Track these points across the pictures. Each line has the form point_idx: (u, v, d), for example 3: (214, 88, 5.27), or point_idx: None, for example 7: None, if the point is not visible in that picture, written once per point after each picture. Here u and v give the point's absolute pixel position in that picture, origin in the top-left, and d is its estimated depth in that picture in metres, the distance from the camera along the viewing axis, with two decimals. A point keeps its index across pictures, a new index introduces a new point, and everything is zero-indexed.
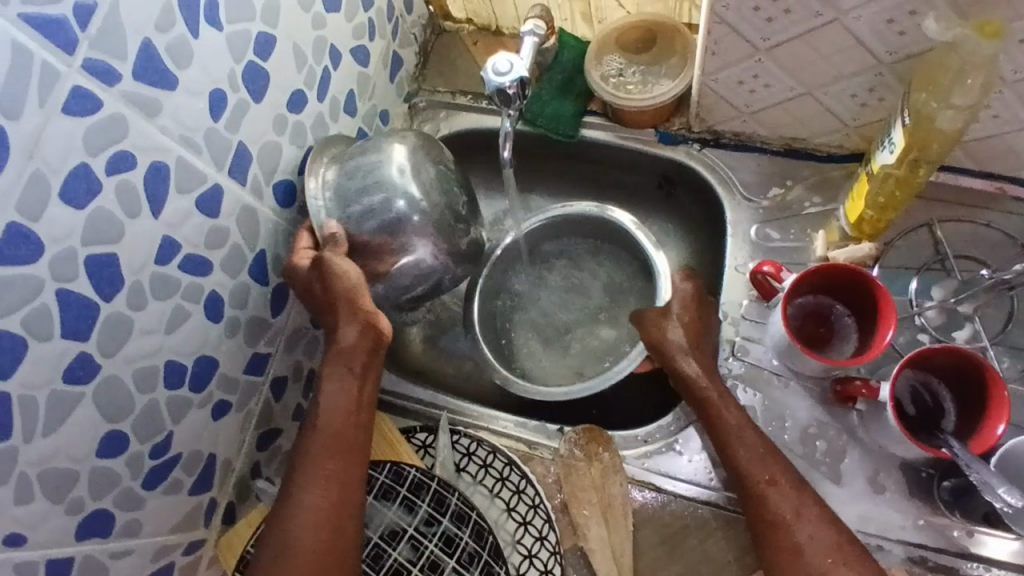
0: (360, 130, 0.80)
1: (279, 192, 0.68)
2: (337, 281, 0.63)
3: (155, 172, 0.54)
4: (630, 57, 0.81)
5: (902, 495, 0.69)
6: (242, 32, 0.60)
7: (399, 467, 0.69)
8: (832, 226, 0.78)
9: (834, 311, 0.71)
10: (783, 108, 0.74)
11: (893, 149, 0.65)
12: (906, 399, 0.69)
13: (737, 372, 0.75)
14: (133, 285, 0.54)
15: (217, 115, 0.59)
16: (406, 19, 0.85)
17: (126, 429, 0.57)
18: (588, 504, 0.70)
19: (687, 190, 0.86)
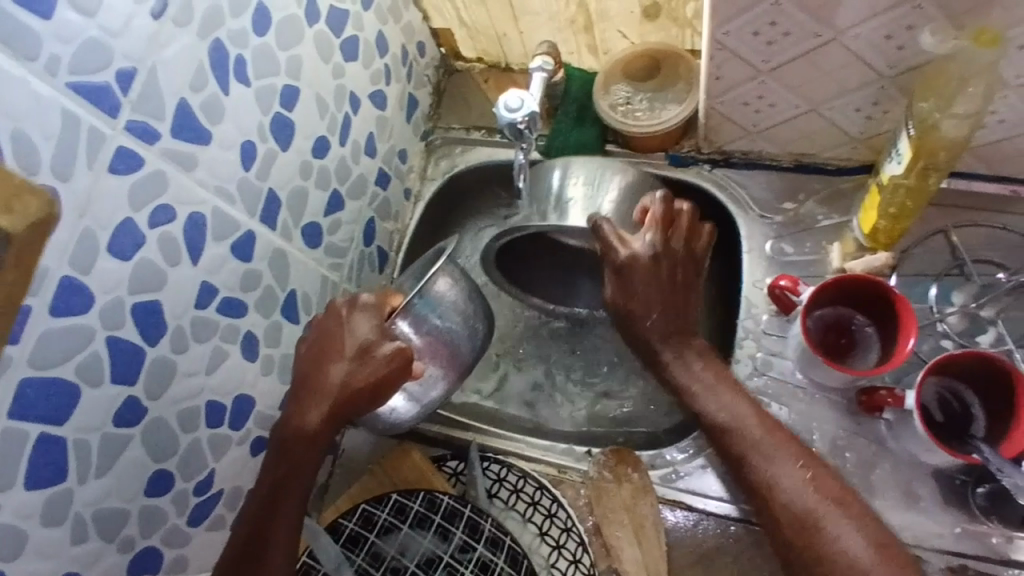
0: (380, 170, 0.83)
1: (307, 234, 0.72)
2: (328, 371, 0.60)
3: (194, 222, 0.57)
4: (636, 85, 0.84)
5: (938, 503, 0.69)
6: (268, 87, 0.63)
7: (433, 494, 0.69)
8: (847, 237, 0.79)
9: (855, 321, 0.72)
10: (791, 125, 0.75)
11: (900, 160, 0.66)
12: (933, 406, 0.69)
13: (758, 387, 0.76)
14: (175, 329, 0.57)
15: (249, 164, 0.62)
16: (420, 62, 0.89)
17: (170, 468, 0.59)
18: (619, 525, 0.71)
19: (698, 210, 0.87)
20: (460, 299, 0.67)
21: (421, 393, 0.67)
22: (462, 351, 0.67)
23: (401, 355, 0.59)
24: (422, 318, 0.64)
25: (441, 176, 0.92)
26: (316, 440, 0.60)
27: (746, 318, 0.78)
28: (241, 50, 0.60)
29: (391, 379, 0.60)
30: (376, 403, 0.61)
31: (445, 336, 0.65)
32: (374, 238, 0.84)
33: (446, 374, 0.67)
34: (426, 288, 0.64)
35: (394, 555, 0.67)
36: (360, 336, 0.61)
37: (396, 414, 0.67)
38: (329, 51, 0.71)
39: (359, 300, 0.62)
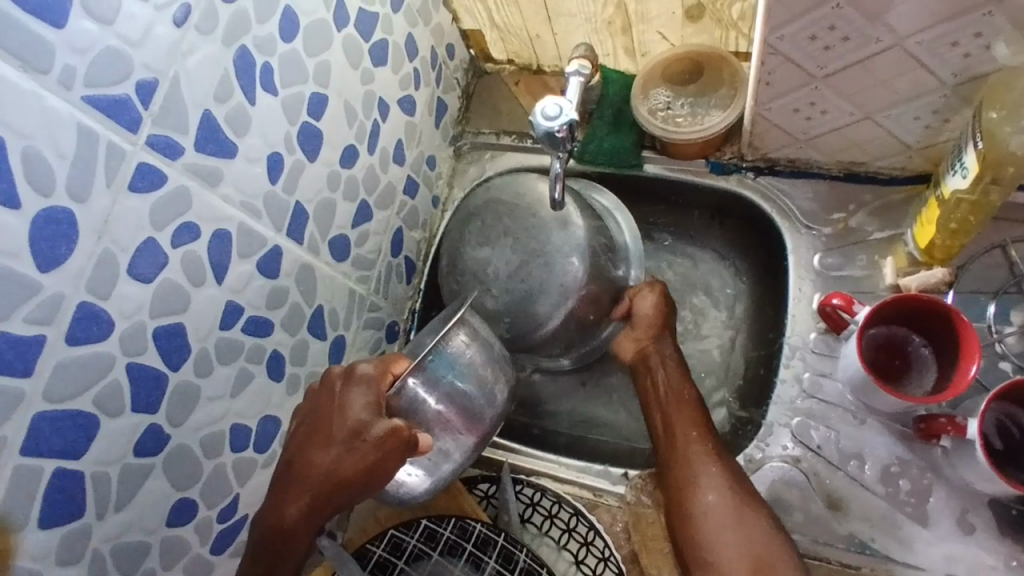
0: (409, 178, 0.81)
1: (335, 247, 0.69)
2: (318, 456, 0.56)
3: (219, 239, 0.55)
4: (677, 89, 0.80)
5: (995, 536, 0.65)
6: (296, 95, 0.61)
7: (464, 521, 0.66)
8: (899, 251, 0.74)
9: (911, 342, 0.68)
10: (843, 133, 0.71)
11: (965, 173, 0.62)
12: (993, 434, 0.65)
13: (807, 408, 0.72)
14: (199, 351, 0.54)
15: (275, 177, 0.60)
16: (449, 64, 0.86)
17: (194, 495, 0.56)
18: (660, 553, 0.67)
19: (741, 220, 0.83)
20: (479, 358, 0.62)
21: (433, 466, 0.62)
22: (482, 414, 0.63)
23: (398, 438, 0.54)
24: (437, 380, 0.59)
25: (471, 182, 0.89)
26: (295, 534, 0.56)
27: (792, 336, 0.74)
28: (268, 58, 0.57)
29: (385, 465, 0.54)
30: (373, 488, 0.55)
31: (463, 402, 0.61)
32: (402, 248, 0.82)
33: (466, 440, 0.62)
34: (442, 346, 0.60)
35: None
36: (354, 416, 0.56)
37: (406, 487, 0.62)
38: (358, 56, 0.68)
39: (356, 372, 0.57)
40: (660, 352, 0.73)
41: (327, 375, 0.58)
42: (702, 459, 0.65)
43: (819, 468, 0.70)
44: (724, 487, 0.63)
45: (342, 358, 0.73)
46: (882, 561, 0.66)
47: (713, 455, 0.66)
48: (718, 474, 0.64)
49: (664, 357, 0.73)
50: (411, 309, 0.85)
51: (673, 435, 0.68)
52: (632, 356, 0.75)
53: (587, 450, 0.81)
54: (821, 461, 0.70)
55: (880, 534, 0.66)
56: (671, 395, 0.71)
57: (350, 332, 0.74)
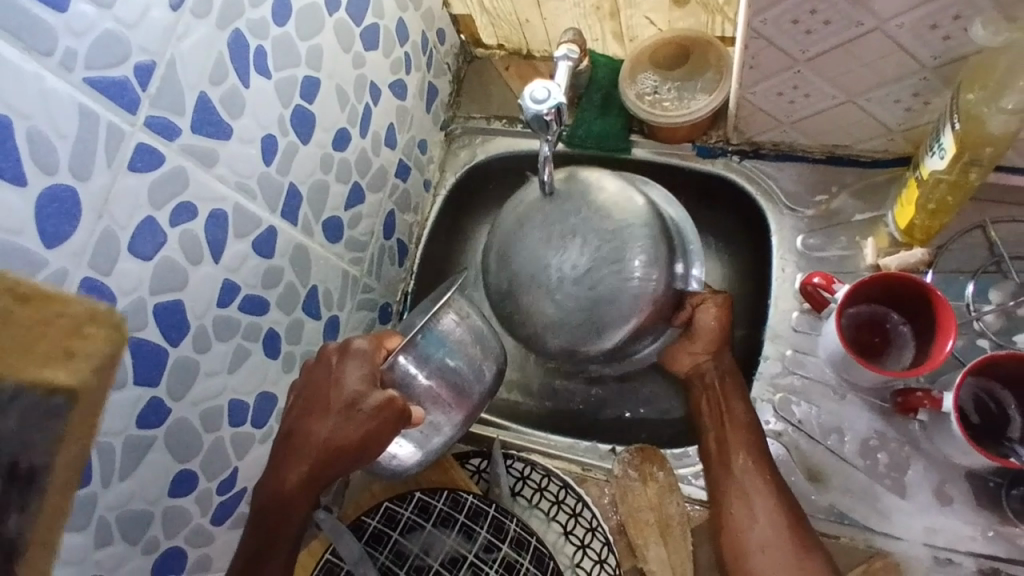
0: (401, 161, 0.82)
1: (328, 229, 0.70)
2: (317, 426, 0.56)
3: (215, 218, 0.56)
4: (664, 73, 0.82)
5: (971, 506, 0.67)
6: (289, 78, 0.62)
7: (456, 493, 0.68)
8: (881, 232, 0.76)
9: (889, 319, 0.70)
10: (825, 116, 0.73)
11: (943, 154, 0.64)
12: (970, 407, 0.66)
13: (789, 385, 0.74)
14: (197, 328, 0.56)
15: (269, 159, 0.61)
16: (439, 49, 0.87)
17: (194, 468, 0.58)
18: (646, 524, 0.70)
19: (728, 203, 0.85)
20: (469, 336, 0.64)
21: (424, 439, 0.64)
22: (471, 389, 0.65)
23: (393, 407, 0.56)
24: (427, 357, 0.61)
25: (462, 166, 0.90)
26: (293, 505, 0.57)
27: (775, 315, 0.76)
28: (261, 41, 0.58)
29: (380, 435, 0.56)
30: (369, 457, 0.57)
31: (452, 378, 0.63)
32: (395, 231, 0.83)
33: (456, 415, 0.64)
34: (433, 324, 0.61)
35: (418, 553, 0.66)
36: (350, 388, 0.57)
37: (397, 460, 0.64)
38: (350, 40, 0.69)
39: (351, 347, 0.58)
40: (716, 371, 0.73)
41: (322, 353, 0.60)
42: (755, 488, 0.65)
43: (800, 442, 0.72)
44: (781, 520, 0.63)
45: (337, 337, 0.74)
46: (863, 530, 0.68)
47: (768, 483, 0.66)
48: (769, 503, 0.64)
49: (718, 369, 0.74)
50: (404, 291, 0.87)
51: (726, 461, 0.68)
52: (686, 371, 0.76)
53: (577, 427, 0.83)
54: (802, 435, 0.72)
55: (860, 505, 0.69)
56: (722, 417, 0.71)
57: (344, 312, 0.75)
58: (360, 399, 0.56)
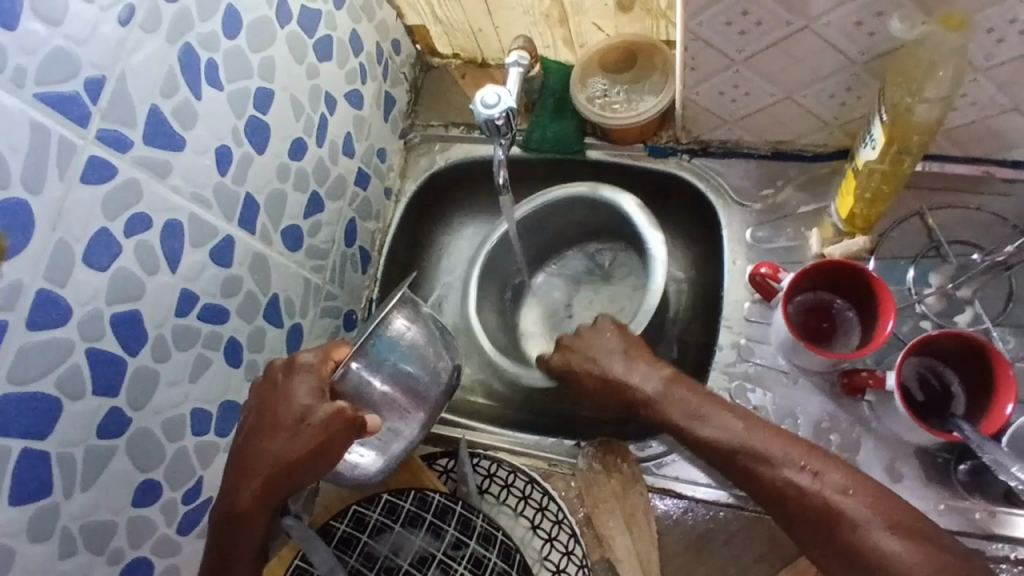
0: (359, 170, 0.83)
1: (287, 237, 0.71)
2: (269, 442, 0.56)
3: (170, 229, 0.57)
4: (613, 77, 0.84)
5: (922, 481, 0.70)
6: (241, 90, 0.63)
7: (423, 492, 0.69)
8: (825, 222, 0.79)
9: (835, 305, 0.73)
10: (766, 113, 0.76)
11: (874, 144, 0.67)
12: (914, 386, 0.69)
13: (744, 372, 0.76)
14: (156, 338, 0.57)
15: (224, 169, 0.62)
16: (395, 59, 0.88)
17: (158, 477, 0.58)
18: (611, 515, 0.71)
19: (682, 202, 0.88)
20: (420, 338, 0.65)
21: (384, 445, 0.65)
22: (426, 392, 0.66)
23: (343, 418, 0.55)
24: (380, 363, 0.62)
25: (422, 173, 0.92)
26: (251, 522, 0.56)
27: (728, 306, 0.79)
28: (212, 54, 0.59)
29: (330, 448, 0.56)
30: (324, 467, 0.57)
31: (405, 381, 0.64)
32: (356, 238, 0.84)
33: (413, 419, 0.66)
34: (383, 330, 0.62)
35: (388, 555, 0.67)
36: (300, 401, 0.57)
37: (359, 469, 0.65)
38: (302, 52, 0.70)
39: (297, 361, 0.58)
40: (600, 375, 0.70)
41: (270, 369, 0.60)
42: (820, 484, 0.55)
43: None
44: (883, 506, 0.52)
45: (300, 345, 0.75)
46: None
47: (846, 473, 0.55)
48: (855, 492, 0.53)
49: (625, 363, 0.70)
50: (368, 298, 0.88)
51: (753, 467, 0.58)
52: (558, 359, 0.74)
53: (545, 427, 0.84)
54: None
55: None
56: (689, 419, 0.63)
57: (307, 320, 0.76)
58: (310, 415, 0.56)
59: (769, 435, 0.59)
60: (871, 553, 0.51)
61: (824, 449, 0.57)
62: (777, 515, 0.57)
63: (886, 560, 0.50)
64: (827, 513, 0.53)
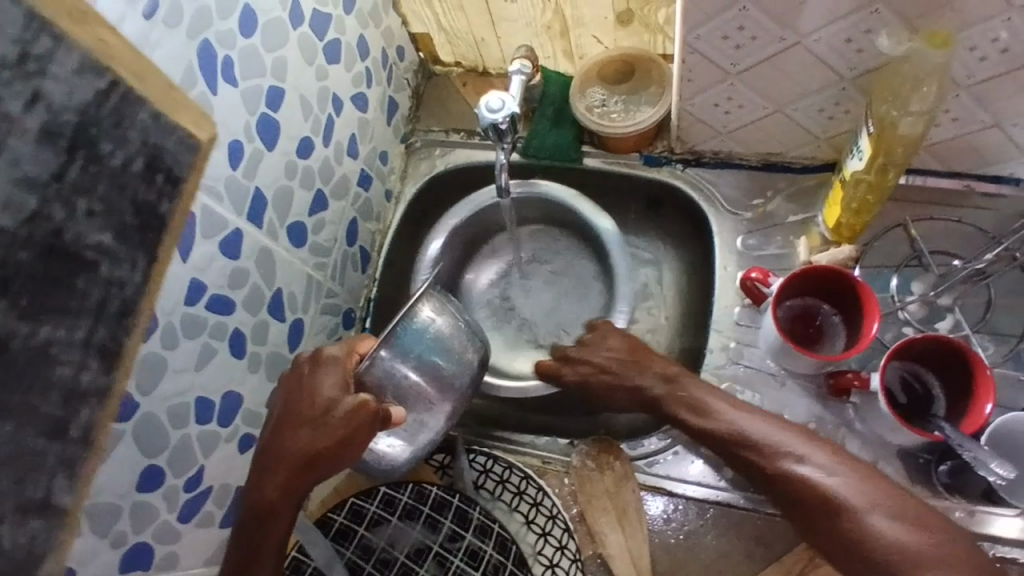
0: (362, 171, 0.85)
1: (293, 233, 0.73)
2: (296, 436, 0.58)
3: (183, 219, 0.58)
4: (611, 88, 0.87)
5: (904, 481, 0.72)
6: (255, 87, 0.65)
7: (421, 486, 0.70)
8: (813, 232, 0.83)
9: (821, 311, 0.76)
10: (757, 125, 0.79)
11: (862, 155, 0.71)
12: (897, 390, 0.72)
13: (733, 375, 0.79)
14: (165, 325, 0.58)
15: (236, 164, 0.63)
16: (399, 65, 0.91)
17: (162, 463, 0.59)
18: (603, 511, 0.73)
19: (675, 210, 0.90)
20: (449, 326, 0.67)
21: (410, 434, 0.67)
22: (456, 382, 0.67)
23: (368, 411, 0.57)
24: (407, 353, 0.64)
25: (422, 178, 0.94)
26: (275, 513, 0.58)
27: (719, 311, 0.81)
28: (228, 51, 0.61)
29: (354, 440, 0.58)
30: (350, 458, 0.58)
31: (431, 372, 0.66)
32: (357, 238, 0.86)
33: (441, 410, 0.67)
34: (409, 321, 0.63)
35: (384, 547, 0.68)
36: (325, 395, 0.59)
37: (387, 459, 0.66)
38: (313, 53, 0.72)
39: (323, 356, 0.60)
40: (625, 386, 0.74)
41: (295, 363, 0.61)
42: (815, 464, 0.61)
43: None
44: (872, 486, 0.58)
45: (300, 341, 0.76)
46: None
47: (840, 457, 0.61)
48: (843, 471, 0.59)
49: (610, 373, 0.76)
50: (366, 297, 0.89)
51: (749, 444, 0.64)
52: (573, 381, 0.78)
53: (543, 428, 0.86)
54: None
55: None
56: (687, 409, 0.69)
57: (308, 316, 0.77)
58: (336, 407, 0.58)
59: (790, 433, 0.64)
60: (874, 541, 0.55)
61: (846, 454, 0.61)
62: (783, 505, 0.62)
63: (886, 545, 0.54)
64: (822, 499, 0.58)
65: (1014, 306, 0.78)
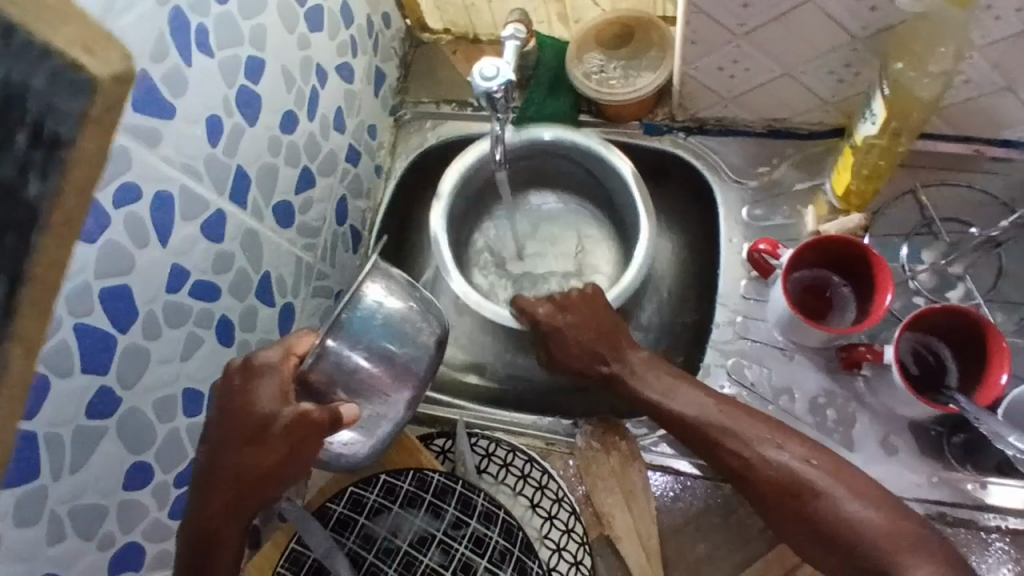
0: (350, 146, 0.81)
1: (279, 214, 0.69)
2: (234, 454, 0.55)
3: (160, 201, 0.54)
4: (610, 53, 0.83)
5: (915, 454, 0.71)
6: (232, 58, 0.60)
7: (422, 473, 0.67)
8: (820, 200, 0.80)
9: (831, 281, 0.73)
10: (763, 90, 0.76)
11: (874, 119, 0.68)
12: (909, 361, 0.70)
13: (741, 349, 0.76)
14: (147, 314, 0.54)
15: (215, 140, 0.60)
16: (385, 33, 0.86)
17: (149, 460, 0.56)
18: (610, 493, 0.71)
19: (677, 181, 0.87)
20: (402, 306, 0.61)
21: (370, 426, 0.63)
22: (414, 367, 0.63)
23: (308, 420, 0.53)
24: (358, 337, 0.59)
25: (413, 152, 0.90)
26: (224, 534, 0.56)
27: (725, 284, 0.79)
28: (203, 19, 0.57)
29: (301, 452, 0.54)
30: (300, 469, 0.56)
31: (390, 359, 0.61)
32: (347, 217, 0.82)
33: (400, 398, 0.63)
34: (355, 302, 0.59)
35: (386, 535, 0.66)
36: (262, 406, 0.54)
37: (346, 456, 0.63)
38: (294, 20, 0.68)
39: (257, 363, 0.55)
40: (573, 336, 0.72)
41: (225, 373, 0.56)
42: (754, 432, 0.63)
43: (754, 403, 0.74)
44: (824, 466, 0.61)
45: (292, 325, 0.73)
46: None
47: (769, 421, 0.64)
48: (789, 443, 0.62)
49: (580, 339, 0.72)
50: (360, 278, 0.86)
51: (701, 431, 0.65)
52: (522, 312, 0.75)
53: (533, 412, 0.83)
54: (756, 397, 0.74)
55: None
56: (622, 362, 0.71)
57: (298, 301, 0.74)
58: (271, 423, 0.54)
59: (754, 421, 0.64)
60: (844, 526, 0.58)
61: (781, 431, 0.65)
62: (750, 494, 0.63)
63: (854, 526, 0.58)
64: (789, 483, 0.61)
65: None
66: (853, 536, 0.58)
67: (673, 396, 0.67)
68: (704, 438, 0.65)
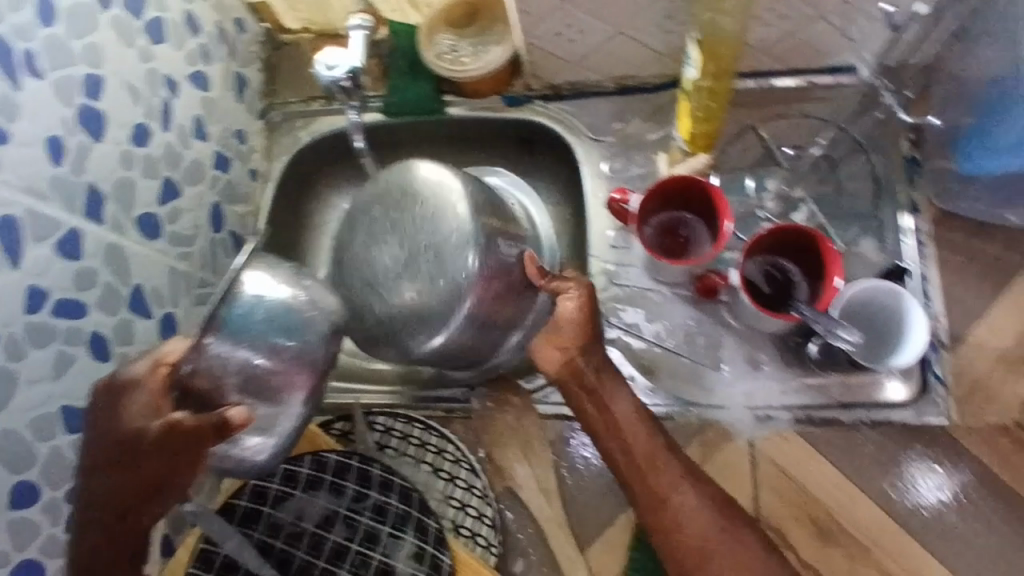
0: (217, 153, 0.82)
1: (144, 226, 0.70)
2: (119, 469, 0.54)
3: (5, 225, 0.55)
4: (460, 32, 0.86)
5: (781, 367, 0.77)
6: (66, 78, 0.61)
7: (320, 455, 0.70)
8: (672, 147, 0.85)
9: (684, 220, 0.78)
10: (603, 50, 0.80)
11: (691, 64, 0.73)
12: (761, 282, 0.74)
13: (616, 295, 0.81)
14: (6, 337, 0.55)
15: (59, 160, 0.60)
16: (240, 39, 0.87)
17: (34, 478, 0.57)
18: (508, 446, 0.75)
19: (543, 148, 0.91)
20: (289, 292, 0.56)
21: (268, 428, 0.57)
22: (307, 356, 0.56)
23: (180, 430, 0.51)
24: (242, 332, 0.54)
25: (287, 152, 0.92)
26: (118, 547, 0.55)
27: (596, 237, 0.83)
28: (27, 43, 0.58)
29: (180, 463, 0.52)
30: (188, 477, 0.54)
31: (279, 352, 0.55)
32: (225, 222, 0.84)
33: (297, 394, 0.57)
34: (232, 297, 0.54)
35: (292, 521, 0.67)
36: (132, 420, 0.52)
37: (247, 461, 0.57)
38: (130, 34, 0.68)
39: (125, 379, 0.53)
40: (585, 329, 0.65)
41: (94, 393, 0.54)
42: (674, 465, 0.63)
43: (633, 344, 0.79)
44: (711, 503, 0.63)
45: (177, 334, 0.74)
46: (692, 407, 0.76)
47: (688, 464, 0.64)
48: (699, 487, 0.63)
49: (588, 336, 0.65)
50: None
51: (616, 433, 0.65)
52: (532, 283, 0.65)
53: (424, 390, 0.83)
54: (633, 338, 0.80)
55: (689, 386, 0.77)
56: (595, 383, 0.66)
57: (181, 309, 0.75)
58: (146, 435, 0.52)
59: (677, 459, 0.64)
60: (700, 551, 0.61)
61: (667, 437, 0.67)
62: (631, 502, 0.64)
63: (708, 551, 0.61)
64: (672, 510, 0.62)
65: (864, 188, 0.82)
66: (697, 555, 0.61)
67: (587, 397, 0.66)
68: (615, 447, 0.65)
